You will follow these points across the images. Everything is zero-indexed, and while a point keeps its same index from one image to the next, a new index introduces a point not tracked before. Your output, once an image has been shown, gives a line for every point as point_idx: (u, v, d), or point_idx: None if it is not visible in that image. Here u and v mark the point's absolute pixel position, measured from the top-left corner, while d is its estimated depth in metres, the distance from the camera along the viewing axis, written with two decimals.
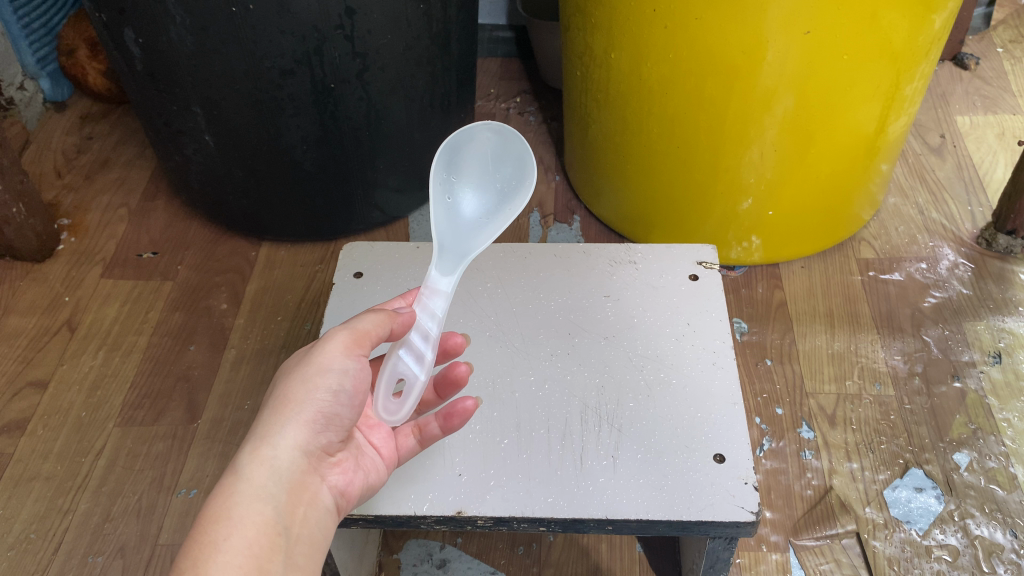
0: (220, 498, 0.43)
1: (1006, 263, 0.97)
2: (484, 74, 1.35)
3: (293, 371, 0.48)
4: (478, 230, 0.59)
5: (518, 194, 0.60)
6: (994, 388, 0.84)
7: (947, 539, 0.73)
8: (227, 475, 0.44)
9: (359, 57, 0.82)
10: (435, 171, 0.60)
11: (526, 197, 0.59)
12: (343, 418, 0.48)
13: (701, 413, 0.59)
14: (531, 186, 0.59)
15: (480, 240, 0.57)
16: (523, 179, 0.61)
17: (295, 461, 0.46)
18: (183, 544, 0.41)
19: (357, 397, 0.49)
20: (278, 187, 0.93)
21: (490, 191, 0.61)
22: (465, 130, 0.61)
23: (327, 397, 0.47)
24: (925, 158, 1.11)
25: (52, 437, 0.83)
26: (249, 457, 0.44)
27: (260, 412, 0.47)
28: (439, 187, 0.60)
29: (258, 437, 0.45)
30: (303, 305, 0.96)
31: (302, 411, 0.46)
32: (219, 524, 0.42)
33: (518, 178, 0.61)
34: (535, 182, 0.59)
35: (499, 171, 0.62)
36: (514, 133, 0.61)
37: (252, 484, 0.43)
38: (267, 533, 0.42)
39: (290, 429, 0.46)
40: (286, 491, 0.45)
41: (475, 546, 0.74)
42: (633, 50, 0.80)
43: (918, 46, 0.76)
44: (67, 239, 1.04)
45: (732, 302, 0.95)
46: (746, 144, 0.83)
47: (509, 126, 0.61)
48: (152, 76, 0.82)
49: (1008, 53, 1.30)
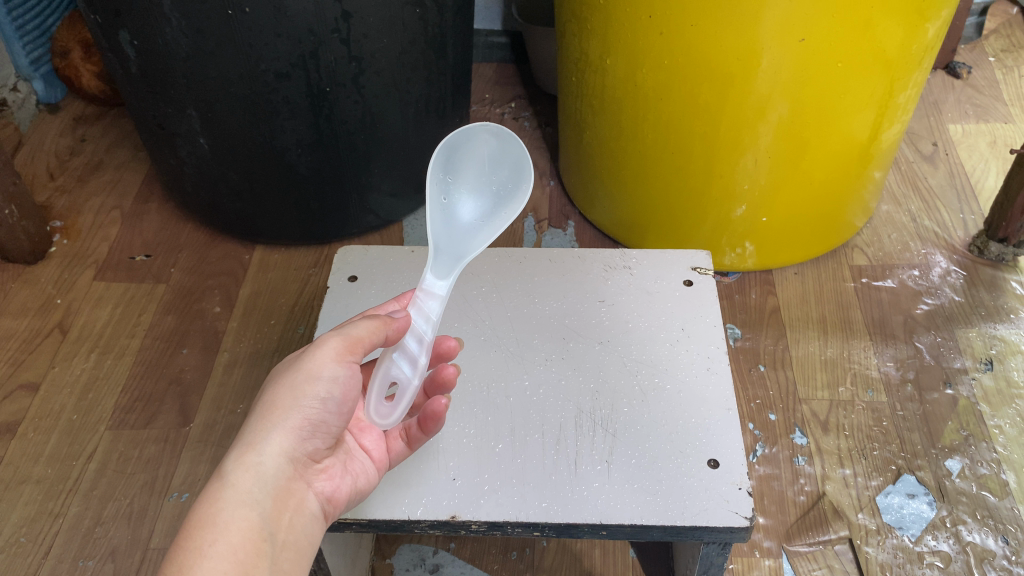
0: (205, 504, 0.42)
1: (997, 270, 0.97)
2: (479, 79, 1.36)
3: (281, 376, 0.47)
4: (474, 233, 0.59)
5: (514, 197, 0.60)
6: (986, 395, 0.85)
7: (939, 545, 0.73)
8: (212, 481, 0.43)
9: (355, 60, 0.82)
10: (431, 172, 0.60)
11: (523, 201, 0.59)
12: (330, 425, 0.48)
13: (694, 418, 0.59)
14: (528, 189, 0.59)
15: (478, 242, 0.57)
16: (520, 183, 0.61)
17: (281, 467, 0.45)
18: (167, 551, 0.40)
19: (345, 405, 0.48)
20: (273, 191, 0.93)
21: (488, 193, 0.61)
22: (465, 131, 0.61)
23: (315, 404, 0.47)
24: (917, 165, 1.12)
25: (43, 440, 0.82)
26: (235, 463, 0.44)
27: (247, 417, 0.46)
28: (435, 189, 0.60)
29: (244, 444, 0.45)
30: (296, 308, 0.96)
31: (289, 418, 0.46)
32: (203, 530, 0.41)
33: (515, 181, 0.61)
34: (532, 185, 0.59)
35: (497, 174, 0.62)
36: (513, 137, 0.61)
37: (237, 490, 0.43)
38: (253, 542, 0.42)
39: (277, 436, 0.45)
40: (272, 498, 0.44)
41: (469, 551, 0.74)
42: (628, 56, 0.81)
43: (911, 53, 0.77)
44: (60, 241, 1.03)
45: (726, 308, 0.95)
46: (740, 152, 0.83)
47: (507, 128, 0.61)
48: (147, 78, 0.82)
49: (1000, 62, 1.31)
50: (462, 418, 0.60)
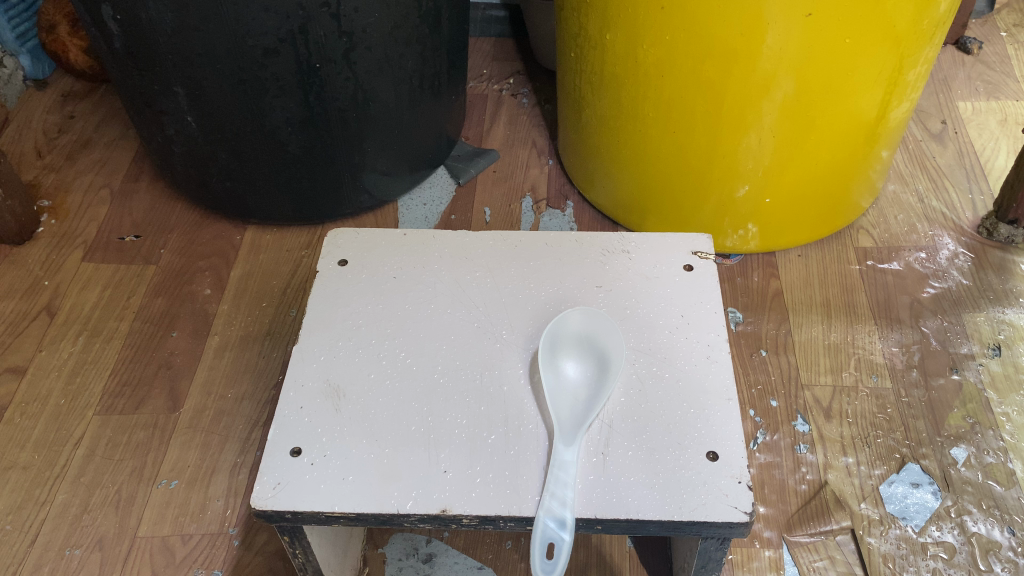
0: None
1: (1007, 253, 0.95)
2: (477, 54, 1.33)
3: None
4: (594, 380, 0.59)
5: (600, 379, 0.59)
6: (993, 381, 0.83)
7: (944, 536, 0.71)
8: None
9: (345, 36, 0.80)
10: (588, 362, 0.60)
11: (604, 381, 0.59)
12: None
13: (693, 408, 0.57)
14: (604, 366, 0.60)
15: (588, 398, 0.58)
16: (600, 369, 0.60)
17: None
18: None
19: None
20: (264, 170, 0.91)
21: (588, 350, 0.61)
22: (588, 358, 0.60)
23: None
24: (926, 144, 1.09)
25: (30, 426, 0.81)
26: None
27: None
28: (589, 354, 0.61)
29: None
30: (288, 290, 0.94)
31: None
32: None
33: (597, 365, 0.60)
34: (602, 365, 0.60)
35: (559, 344, 0.61)
36: (586, 332, 0.62)
37: None
38: None
39: None
40: None
41: (463, 541, 0.73)
42: (629, 31, 0.78)
43: (922, 28, 0.74)
44: (47, 222, 1.01)
45: (727, 291, 0.93)
46: (744, 130, 0.81)
47: (586, 336, 0.62)
48: (131, 54, 0.79)
49: (1012, 37, 1.28)
50: (454, 408, 0.57)
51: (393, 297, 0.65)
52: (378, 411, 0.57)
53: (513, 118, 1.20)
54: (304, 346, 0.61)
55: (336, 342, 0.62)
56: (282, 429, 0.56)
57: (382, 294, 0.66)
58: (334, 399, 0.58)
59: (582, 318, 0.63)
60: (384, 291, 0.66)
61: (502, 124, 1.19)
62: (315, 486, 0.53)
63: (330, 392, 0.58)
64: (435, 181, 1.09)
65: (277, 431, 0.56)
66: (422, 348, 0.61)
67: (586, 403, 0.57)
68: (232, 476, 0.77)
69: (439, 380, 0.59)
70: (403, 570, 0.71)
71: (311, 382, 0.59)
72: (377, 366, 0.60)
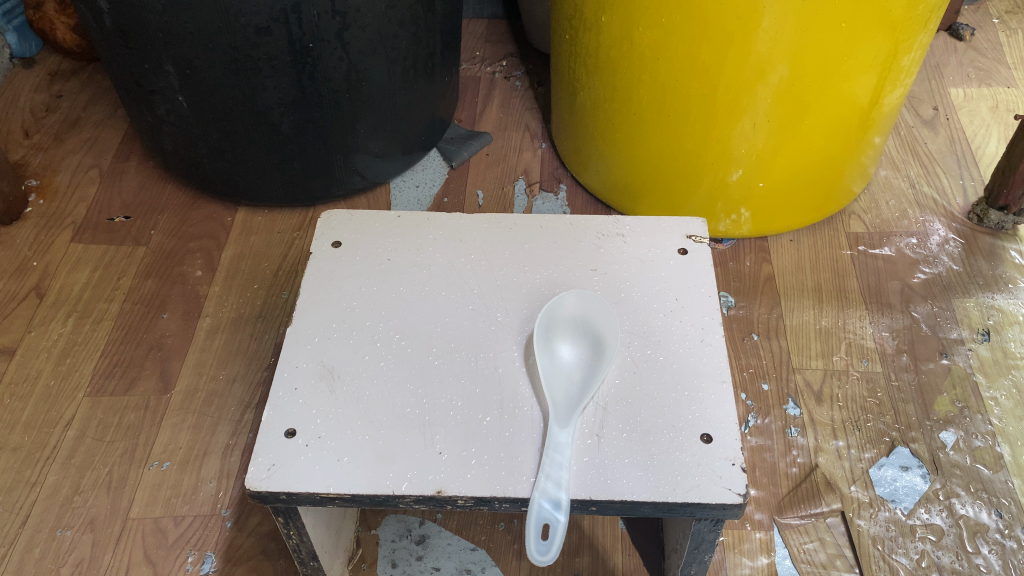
0: None
1: (996, 239, 0.96)
2: (470, 36, 1.32)
3: None
4: (592, 361, 0.59)
5: (598, 359, 0.59)
6: (982, 366, 0.83)
7: (932, 518, 0.72)
8: None
9: (338, 15, 0.79)
10: (585, 342, 0.60)
11: (603, 361, 0.59)
12: None
13: (687, 391, 0.58)
14: (602, 346, 0.60)
15: (586, 380, 0.58)
16: (598, 349, 0.60)
17: None
18: None
19: None
20: (256, 151, 0.90)
21: (588, 330, 0.61)
22: (587, 337, 0.60)
23: None
24: (917, 130, 1.10)
25: (19, 407, 0.80)
26: None
27: None
28: (587, 332, 0.61)
29: None
30: (280, 273, 0.94)
31: None
32: None
33: (594, 346, 0.60)
34: (600, 344, 0.60)
35: (558, 327, 0.61)
36: (583, 312, 0.62)
37: None
38: None
39: None
40: None
41: (456, 522, 0.74)
42: (624, 14, 0.78)
43: (918, 14, 0.74)
44: (35, 202, 1.00)
45: (719, 275, 0.93)
46: (737, 115, 0.81)
47: (585, 315, 0.61)
48: (121, 33, 0.78)
49: (1004, 24, 1.28)
50: (448, 390, 0.57)
51: (387, 279, 0.65)
52: (372, 393, 0.57)
53: (505, 100, 1.19)
54: (298, 328, 0.61)
55: (330, 325, 0.61)
56: (277, 411, 0.56)
57: (377, 276, 0.65)
58: (329, 381, 0.58)
59: (577, 301, 0.62)
60: (378, 273, 0.65)
61: (495, 107, 1.18)
62: (311, 467, 0.53)
63: (324, 373, 0.58)
64: (428, 163, 1.08)
65: (272, 412, 0.56)
66: (416, 330, 0.61)
67: (582, 384, 0.57)
68: (224, 458, 0.77)
69: (434, 362, 0.59)
70: (396, 550, 0.72)
71: (305, 364, 0.59)
72: (371, 348, 0.60)
